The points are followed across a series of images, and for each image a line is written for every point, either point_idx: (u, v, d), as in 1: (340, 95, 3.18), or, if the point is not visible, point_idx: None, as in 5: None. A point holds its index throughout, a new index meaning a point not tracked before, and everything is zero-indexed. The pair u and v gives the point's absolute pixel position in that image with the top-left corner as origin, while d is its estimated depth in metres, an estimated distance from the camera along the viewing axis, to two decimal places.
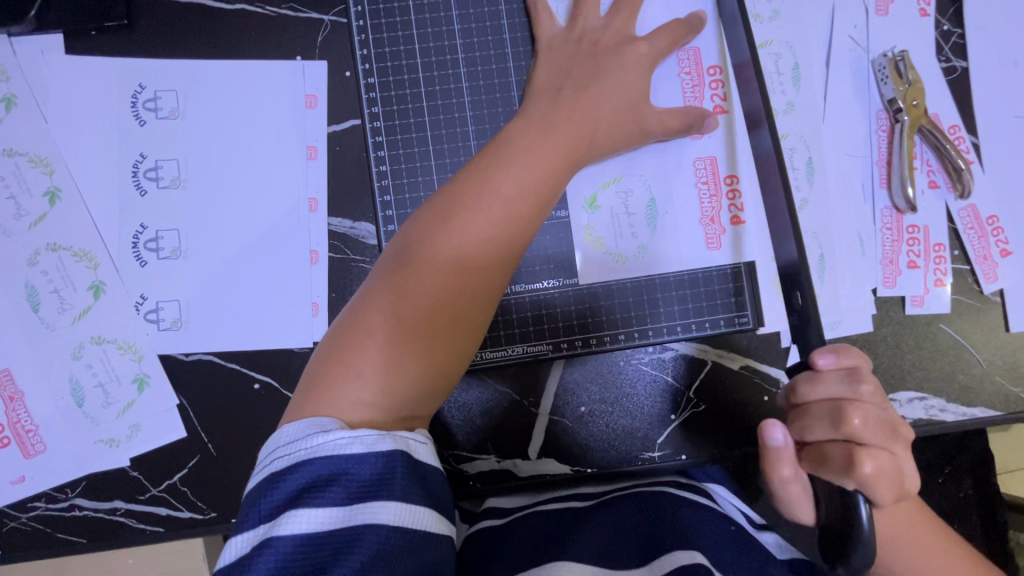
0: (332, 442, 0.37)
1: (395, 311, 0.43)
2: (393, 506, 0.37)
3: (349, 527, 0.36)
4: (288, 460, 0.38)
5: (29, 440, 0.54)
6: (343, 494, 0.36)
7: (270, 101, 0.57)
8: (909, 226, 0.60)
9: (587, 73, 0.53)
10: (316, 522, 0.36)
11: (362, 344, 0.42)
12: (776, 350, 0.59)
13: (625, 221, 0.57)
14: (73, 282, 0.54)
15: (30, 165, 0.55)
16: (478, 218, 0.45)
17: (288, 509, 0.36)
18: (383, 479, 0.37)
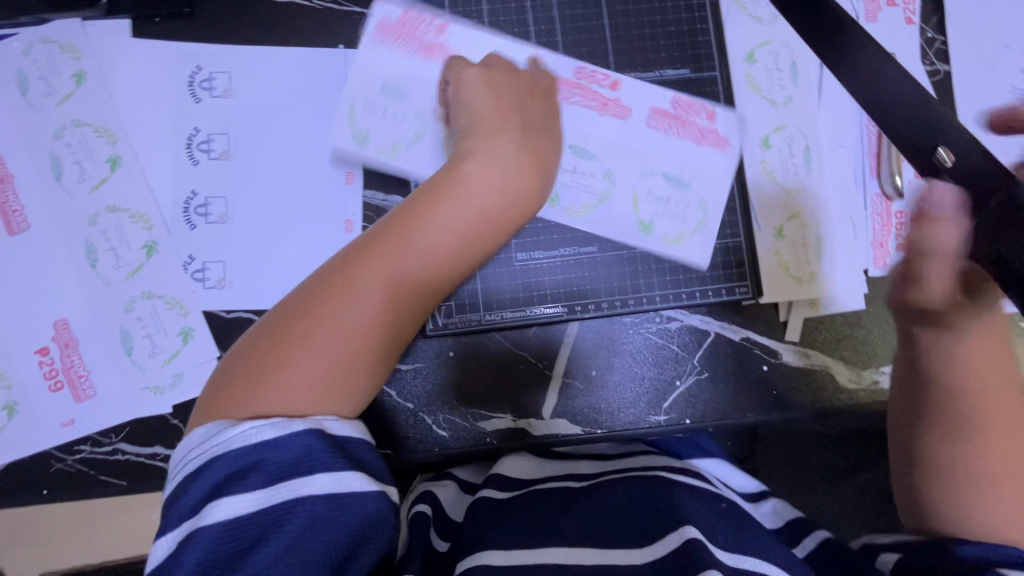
0: (242, 434, 0.43)
1: (318, 339, 0.47)
2: (317, 479, 0.41)
3: (275, 505, 0.41)
4: (198, 459, 0.43)
5: (80, 385, 0.58)
6: (262, 479, 0.41)
7: (313, 84, 0.63)
8: (898, 212, 0.64)
9: (537, 100, 0.61)
10: (240, 507, 0.41)
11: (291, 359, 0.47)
12: (773, 322, 0.63)
13: (667, 202, 0.64)
14: (128, 241, 0.59)
15: (96, 135, 0.60)
16: (394, 250, 0.50)
17: (208, 503, 0.41)
18: (308, 457, 0.42)
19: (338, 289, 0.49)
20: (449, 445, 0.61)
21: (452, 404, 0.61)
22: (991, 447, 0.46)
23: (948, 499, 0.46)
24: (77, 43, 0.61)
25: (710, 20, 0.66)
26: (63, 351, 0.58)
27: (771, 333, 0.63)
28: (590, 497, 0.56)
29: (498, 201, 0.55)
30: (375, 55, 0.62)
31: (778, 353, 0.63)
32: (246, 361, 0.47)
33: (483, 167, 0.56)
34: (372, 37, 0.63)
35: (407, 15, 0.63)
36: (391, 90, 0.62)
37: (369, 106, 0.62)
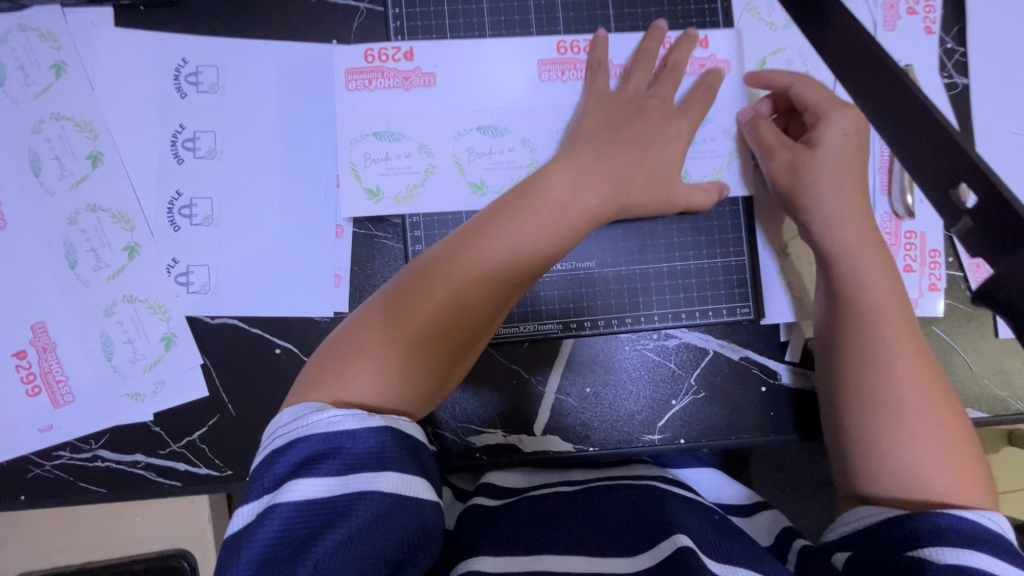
0: (328, 420, 0.42)
1: (400, 332, 0.47)
2: (388, 476, 0.41)
3: (347, 493, 0.40)
4: (286, 437, 0.42)
5: (59, 390, 0.56)
6: (339, 466, 0.40)
7: (304, 82, 0.60)
8: (907, 231, 0.63)
9: (629, 112, 0.59)
10: (315, 489, 0.40)
11: (379, 348, 0.46)
12: (773, 342, 0.62)
13: (700, 144, 0.62)
14: (109, 242, 0.57)
15: (76, 129, 0.58)
16: (481, 249, 0.49)
17: (290, 480, 0.40)
18: (382, 454, 0.42)
19: (431, 282, 0.48)
20: (439, 456, 0.60)
21: (441, 416, 0.60)
22: (909, 386, 0.48)
23: (879, 441, 0.48)
24: (55, 31, 0.58)
25: (721, 24, 0.63)
26: (40, 355, 0.56)
27: (771, 353, 0.62)
28: (592, 500, 0.55)
29: (579, 210, 0.54)
30: (357, 105, 0.60)
31: (778, 374, 0.61)
32: (340, 348, 0.47)
33: (567, 171, 0.55)
34: (343, 85, 0.60)
35: (367, 53, 0.60)
36: (385, 136, 0.60)
37: (370, 158, 0.60)
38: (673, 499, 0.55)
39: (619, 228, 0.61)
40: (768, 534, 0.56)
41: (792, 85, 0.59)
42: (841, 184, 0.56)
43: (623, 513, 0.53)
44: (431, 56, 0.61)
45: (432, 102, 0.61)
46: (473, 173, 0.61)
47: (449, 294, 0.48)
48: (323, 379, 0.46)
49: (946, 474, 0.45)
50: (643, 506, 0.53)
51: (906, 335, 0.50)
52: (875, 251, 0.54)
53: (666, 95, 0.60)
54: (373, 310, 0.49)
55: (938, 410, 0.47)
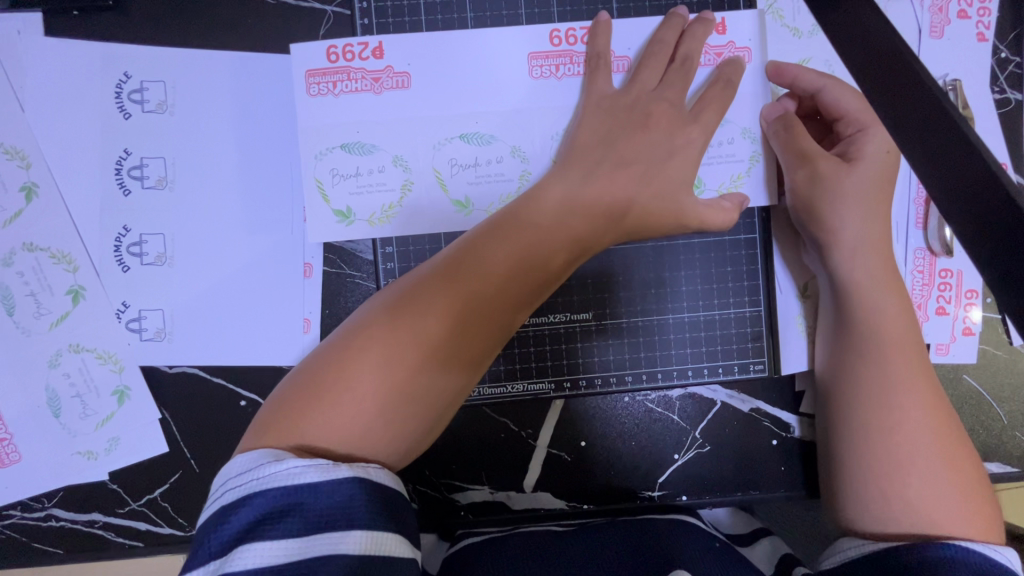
0: (286, 471, 0.33)
1: (383, 360, 0.37)
2: (356, 536, 0.32)
3: (308, 558, 0.31)
4: (239, 492, 0.33)
5: (3, 449, 0.52)
6: (299, 525, 0.32)
7: (260, 97, 0.52)
8: (942, 270, 0.56)
9: (645, 121, 0.47)
10: (270, 557, 0.31)
11: (352, 375, 0.37)
12: (789, 393, 0.56)
13: (718, 146, 0.52)
14: (51, 286, 0.51)
15: (6, 157, 0.51)
16: (478, 258, 0.41)
17: (240, 544, 0.32)
18: (351, 509, 0.33)
19: (425, 297, 0.39)
20: (422, 511, 0.56)
21: (423, 471, 0.55)
22: (908, 410, 0.44)
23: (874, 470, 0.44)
24: None
25: (742, 4, 0.52)
26: None
27: (784, 404, 0.56)
28: (584, 539, 0.50)
29: (585, 212, 0.44)
30: (321, 113, 0.50)
31: (792, 427, 0.56)
32: (310, 377, 0.38)
33: (564, 179, 0.45)
34: (305, 89, 0.50)
35: (330, 51, 0.50)
36: (356, 147, 0.50)
37: (338, 174, 0.50)
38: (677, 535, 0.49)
39: (620, 275, 0.54)
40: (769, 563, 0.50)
41: (822, 89, 0.51)
42: (866, 202, 0.49)
43: (619, 550, 0.47)
44: (403, 53, 0.50)
45: (410, 106, 0.50)
46: (457, 189, 0.51)
47: (445, 311, 0.39)
48: (285, 416, 0.37)
49: (948, 505, 0.41)
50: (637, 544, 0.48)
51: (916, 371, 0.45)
52: (884, 261, 0.49)
53: (676, 97, 0.48)
54: (355, 329, 0.39)
55: (938, 437, 0.43)
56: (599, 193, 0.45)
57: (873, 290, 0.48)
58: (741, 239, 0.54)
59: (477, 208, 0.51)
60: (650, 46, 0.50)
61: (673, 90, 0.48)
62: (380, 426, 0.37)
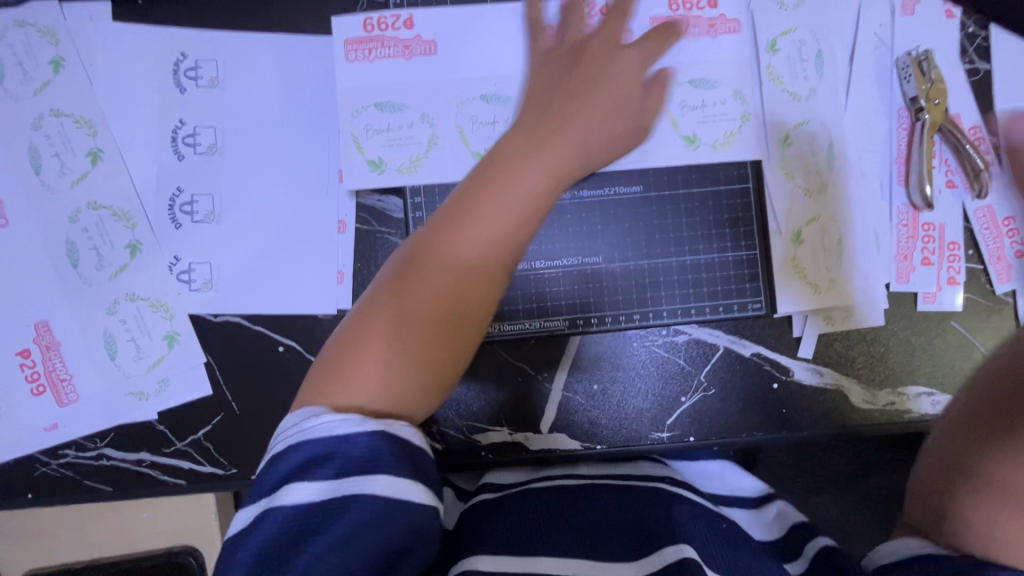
0: (322, 423, 0.37)
1: (404, 328, 0.41)
2: (382, 479, 0.36)
3: (340, 497, 0.35)
4: (283, 440, 0.37)
5: (63, 389, 0.56)
6: (332, 470, 0.36)
7: (299, 74, 0.58)
8: (924, 223, 0.61)
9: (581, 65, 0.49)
10: (310, 495, 0.35)
11: (374, 338, 0.40)
12: (787, 338, 0.60)
13: (703, 108, 0.59)
14: (111, 240, 0.57)
15: (75, 126, 0.57)
16: (465, 235, 0.42)
17: (284, 484, 0.36)
18: (376, 460, 0.36)
19: (423, 271, 0.41)
20: (445, 453, 0.59)
21: (447, 416, 0.59)
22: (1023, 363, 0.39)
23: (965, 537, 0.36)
24: (52, 26, 0.57)
25: None
26: (44, 353, 0.56)
27: (783, 348, 0.60)
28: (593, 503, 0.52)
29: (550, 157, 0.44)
30: (356, 77, 0.56)
31: (790, 371, 0.60)
32: (343, 340, 0.42)
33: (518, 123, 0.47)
34: (343, 56, 0.56)
35: (367, 23, 0.56)
36: (387, 106, 0.56)
37: (371, 129, 0.56)
38: (684, 509, 0.51)
39: (626, 224, 0.59)
40: (772, 530, 0.54)
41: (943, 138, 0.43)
42: None
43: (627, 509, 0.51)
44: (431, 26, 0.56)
45: (432, 72, 0.56)
46: (477, 144, 0.56)
47: (445, 282, 0.41)
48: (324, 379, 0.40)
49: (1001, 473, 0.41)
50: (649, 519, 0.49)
51: None
52: None
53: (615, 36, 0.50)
54: (370, 301, 0.42)
55: None
56: (563, 147, 0.45)
57: None
58: (736, 189, 0.60)
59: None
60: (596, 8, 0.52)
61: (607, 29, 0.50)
62: (410, 375, 0.40)
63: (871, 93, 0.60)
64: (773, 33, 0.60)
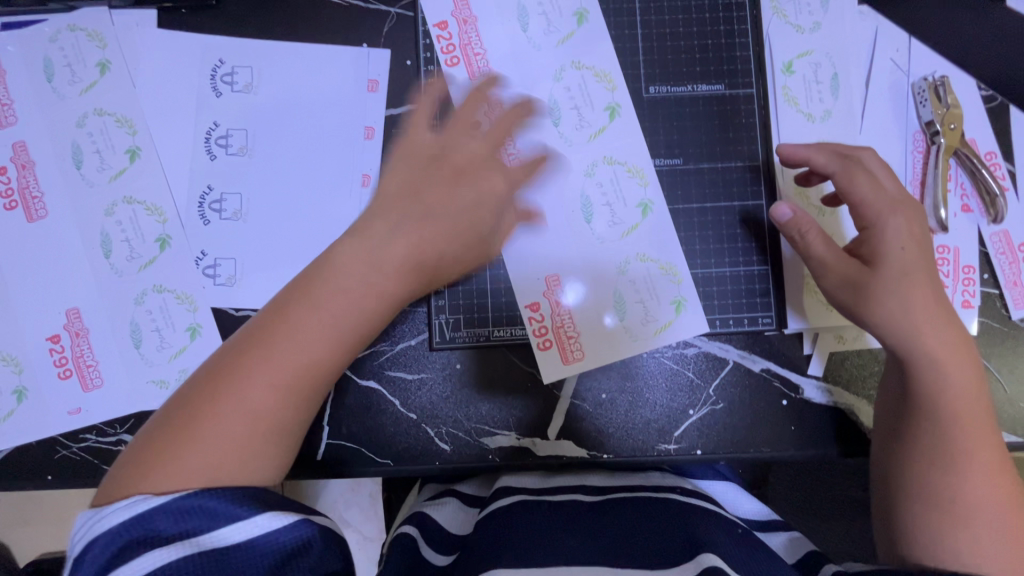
0: (131, 503, 0.36)
1: (238, 410, 0.40)
2: (236, 525, 0.37)
3: (182, 560, 0.35)
4: (83, 542, 0.36)
5: (89, 374, 0.58)
6: (167, 538, 0.36)
7: (332, 83, 0.61)
8: (940, 246, 0.61)
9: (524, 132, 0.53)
10: (139, 571, 0.34)
11: (188, 426, 0.39)
12: (798, 355, 0.60)
13: (527, 39, 0.61)
14: (143, 233, 0.59)
15: (117, 125, 0.60)
16: (340, 301, 0.43)
17: (104, 574, 0.34)
18: (218, 511, 0.37)
19: (287, 333, 0.42)
20: (452, 456, 0.59)
21: (457, 418, 0.60)
22: (959, 394, 0.47)
23: (937, 555, 0.44)
24: (101, 31, 0.61)
25: (747, 13, 0.61)
26: (73, 339, 0.59)
27: (794, 365, 0.60)
28: (608, 513, 0.54)
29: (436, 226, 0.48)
30: None
31: (802, 388, 0.60)
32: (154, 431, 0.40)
33: (421, 189, 0.49)
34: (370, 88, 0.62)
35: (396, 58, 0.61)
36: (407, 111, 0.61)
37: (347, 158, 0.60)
38: (705, 519, 0.52)
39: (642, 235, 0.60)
40: (793, 551, 0.54)
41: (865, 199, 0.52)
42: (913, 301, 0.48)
43: (632, 523, 0.52)
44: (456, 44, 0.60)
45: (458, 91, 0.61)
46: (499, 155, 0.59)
47: (296, 362, 0.41)
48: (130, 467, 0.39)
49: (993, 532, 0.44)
50: (667, 526, 0.51)
51: (985, 449, 0.46)
52: (950, 342, 0.48)
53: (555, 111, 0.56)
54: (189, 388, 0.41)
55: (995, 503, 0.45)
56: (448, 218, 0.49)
57: (944, 370, 0.47)
58: (749, 206, 0.60)
59: (582, 200, 0.61)
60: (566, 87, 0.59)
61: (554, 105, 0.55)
62: (217, 463, 0.39)
63: (888, 117, 0.61)
64: (789, 57, 0.61)
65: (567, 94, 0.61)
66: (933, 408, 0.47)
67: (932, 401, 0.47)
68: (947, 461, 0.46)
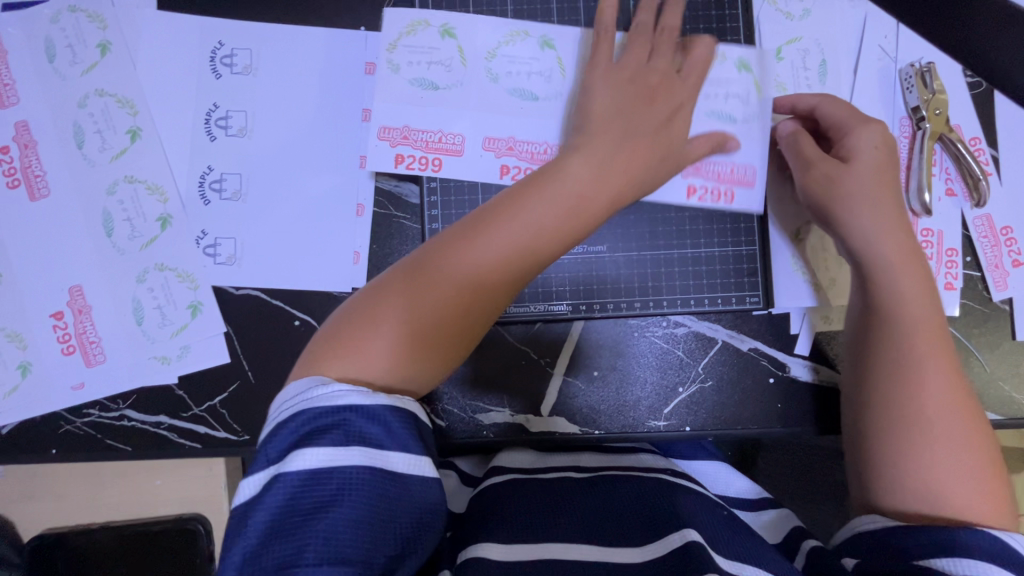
0: (331, 393, 0.42)
1: (429, 312, 0.47)
2: (396, 456, 0.41)
3: (349, 466, 0.40)
4: (290, 410, 0.42)
5: (91, 350, 0.60)
6: (342, 438, 0.40)
7: (330, 65, 0.62)
8: (924, 229, 0.62)
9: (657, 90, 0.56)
10: (318, 462, 0.40)
11: (385, 321, 0.46)
12: (785, 335, 0.62)
13: (427, 60, 0.61)
14: (144, 213, 0.60)
15: (117, 105, 0.61)
16: (535, 229, 0.49)
17: (294, 450, 0.40)
18: (388, 434, 0.41)
19: (464, 256, 0.48)
20: (446, 431, 0.61)
21: (452, 394, 0.61)
22: (912, 305, 0.52)
23: (899, 458, 0.48)
24: (102, 12, 0.61)
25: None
26: (76, 316, 0.60)
27: (780, 345, 0.62)
28: (599, 489, 0.56)
29: (609, 182, 0.52)
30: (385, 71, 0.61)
31: (787, 367, 0.61)
32: (350, 323, 0.46)
33: (586, 142, 0.53)
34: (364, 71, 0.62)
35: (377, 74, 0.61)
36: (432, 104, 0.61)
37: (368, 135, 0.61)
38: (690, 500, 0.55)
39: (631, 216, 0.62)
40: (777, 533, 0.57)
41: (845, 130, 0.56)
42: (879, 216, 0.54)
43: (634, 500, 0.54)
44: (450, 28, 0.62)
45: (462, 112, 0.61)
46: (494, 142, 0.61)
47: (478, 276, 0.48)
48: (335, 350, 0.45)
49: (949, 440, 0.48)
50: (653, 504, 0.53)
51: (937, 358, 0.50)
52: (902, 253, 0.53)
53: (668, 67, 0.57)
54: (381, 290, 0.48)
55: (953, 412, 0.49)
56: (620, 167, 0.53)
57: (895, 279, 0.52)
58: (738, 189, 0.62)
59: (715, 115, 0.60)
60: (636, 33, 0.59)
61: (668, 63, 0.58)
62: (412, 359, 0.46)
63: (875, 103, 0.63)
64: (779, 42, 0.62)
65: (546, 83, 0.61)
66: (892, 319, 0.52)
67: (887, 313, 0.52)
68: (903, 368, 0.50)
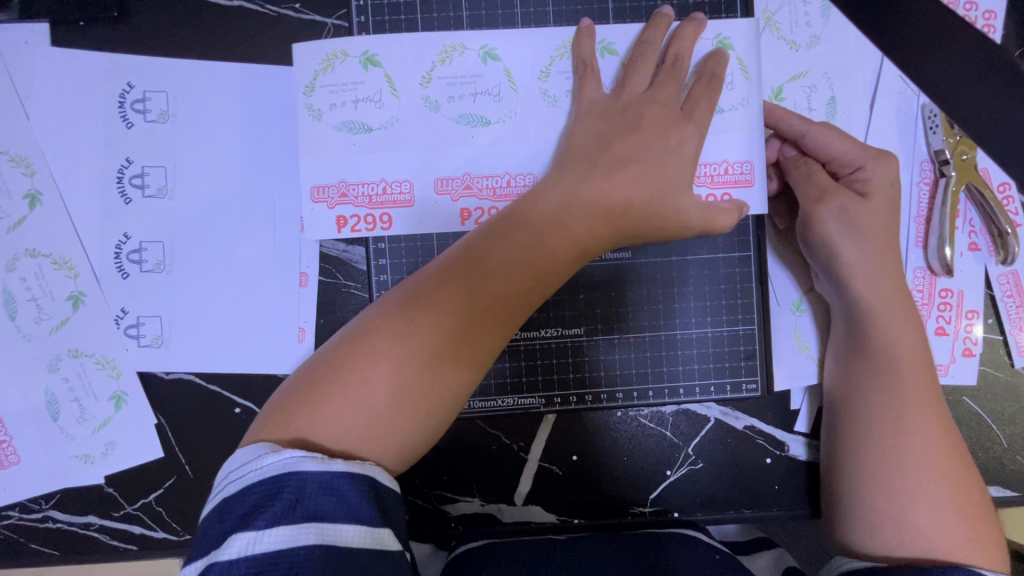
0: (283, 460, 0.33)
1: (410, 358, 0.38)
2: (354, 530, 0.32)
3: (297, 547, 0.31)
4: (236, 484, 0.33)
5: (3, 450, 0.53)
6: (287, 511, 0.31)
7: (259, 108, 0.53)
8: (942, 289, 0.55)
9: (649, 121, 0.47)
10: (256, 546, 0.30)
11: (361, 365, 0.37)
12: (783, 411, 0.56)
13: (351, 98, 0.52)
14: (52, 291, 0.52)
15: (11, 165, 0.52)
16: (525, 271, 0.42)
17: (231, 534, 0.31)
18: (347, 504, 0.32)
19: (455, 293, 0.40)
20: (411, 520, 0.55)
21: (417, 483, 0.55)
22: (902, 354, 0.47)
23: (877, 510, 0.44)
24: None
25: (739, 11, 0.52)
26: None
27: (779, 423, 0.56)
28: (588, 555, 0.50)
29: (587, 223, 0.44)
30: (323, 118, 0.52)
31: (786, 446, 0.56)
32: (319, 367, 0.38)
33: (562, 181, 0.46)
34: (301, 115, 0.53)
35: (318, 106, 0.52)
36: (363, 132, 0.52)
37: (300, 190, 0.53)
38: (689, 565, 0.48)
39: (614, 290, 0.54)
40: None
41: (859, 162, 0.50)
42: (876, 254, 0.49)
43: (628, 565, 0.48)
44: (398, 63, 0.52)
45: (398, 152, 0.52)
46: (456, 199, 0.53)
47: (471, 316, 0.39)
48: (299, 398, 0.37)
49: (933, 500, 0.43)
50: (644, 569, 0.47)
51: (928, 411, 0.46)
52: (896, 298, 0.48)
53: (668, 97, 0.48)
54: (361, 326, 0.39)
55: (941, 469, 0.44)
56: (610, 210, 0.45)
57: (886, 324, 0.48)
58: (735, 256, 0.54)
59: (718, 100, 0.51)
60: (638, 47, 0.50)
61: (667, 90, 0.49)
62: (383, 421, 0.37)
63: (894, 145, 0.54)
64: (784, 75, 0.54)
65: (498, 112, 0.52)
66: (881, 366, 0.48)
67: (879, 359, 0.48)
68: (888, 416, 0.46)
